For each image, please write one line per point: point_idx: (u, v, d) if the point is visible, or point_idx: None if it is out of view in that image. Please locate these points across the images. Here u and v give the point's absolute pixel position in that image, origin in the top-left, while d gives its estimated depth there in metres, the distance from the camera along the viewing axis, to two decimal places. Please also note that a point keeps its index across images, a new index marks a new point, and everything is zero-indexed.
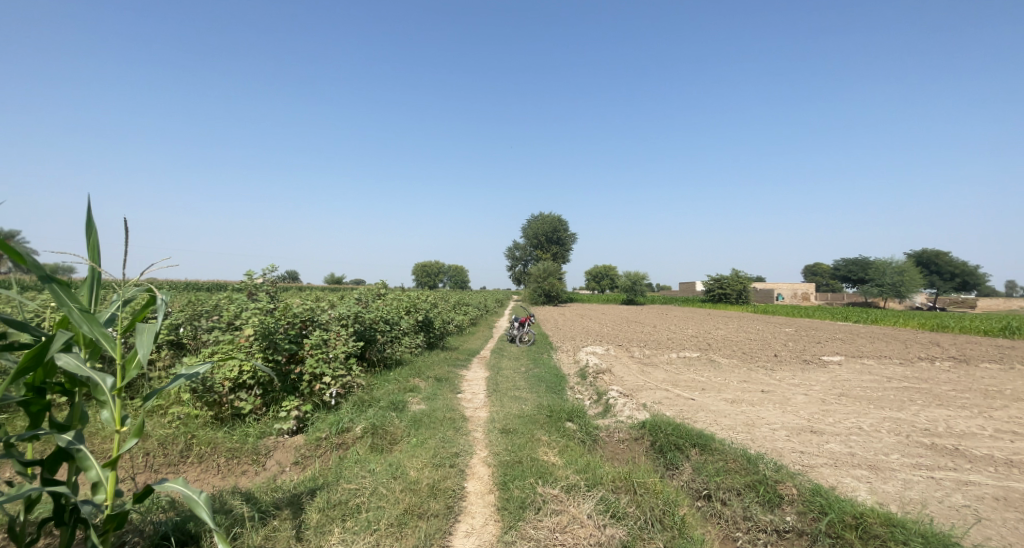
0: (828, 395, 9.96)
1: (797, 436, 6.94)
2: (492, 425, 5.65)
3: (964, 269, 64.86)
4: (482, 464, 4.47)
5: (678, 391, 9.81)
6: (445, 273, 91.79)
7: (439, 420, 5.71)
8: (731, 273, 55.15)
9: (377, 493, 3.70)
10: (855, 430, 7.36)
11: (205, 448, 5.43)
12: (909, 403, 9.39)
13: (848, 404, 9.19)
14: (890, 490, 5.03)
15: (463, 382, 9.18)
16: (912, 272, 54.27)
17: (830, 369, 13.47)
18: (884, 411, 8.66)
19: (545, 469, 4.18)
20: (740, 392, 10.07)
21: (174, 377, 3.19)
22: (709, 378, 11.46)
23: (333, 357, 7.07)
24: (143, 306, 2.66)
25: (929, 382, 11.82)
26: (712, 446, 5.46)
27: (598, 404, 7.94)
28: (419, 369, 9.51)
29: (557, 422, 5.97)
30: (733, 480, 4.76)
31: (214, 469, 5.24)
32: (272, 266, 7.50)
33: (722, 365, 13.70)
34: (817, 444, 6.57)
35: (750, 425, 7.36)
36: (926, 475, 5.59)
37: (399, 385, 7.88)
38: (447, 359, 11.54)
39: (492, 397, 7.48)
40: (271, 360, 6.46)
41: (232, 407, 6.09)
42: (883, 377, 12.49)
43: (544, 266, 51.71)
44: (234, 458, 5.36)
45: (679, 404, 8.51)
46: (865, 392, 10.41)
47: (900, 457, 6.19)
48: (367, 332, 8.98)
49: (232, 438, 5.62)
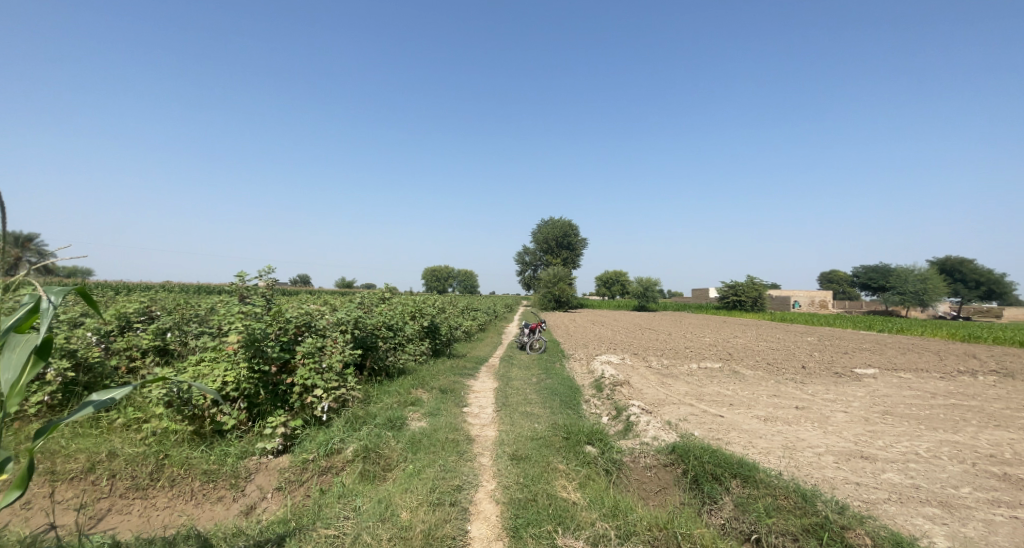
0: (870, 413, 9.07)
1: (847, 462, 6.13)
2: (502, 449, 4.91)
3: (991, 277, 62.83)
4: (490, 501, 3.76)
5: (703, 406, 9.02)
6: (455, 276, 91.54)
7: (440, 442, 4.97)
8: (747, 280, 53.75)
9: (359, 543, 3.02)
10: (912, 457, 6.54)
11: (178, 470, 4.82)
12: (962, 423, 8.49)
13: (896, 423, 8.32)
14: (974, 538, 4.30)
15: (469, 394, 8.46)
16: (936, 280, 52.45)
17: (865, 383, 12.51)
18: (937, 433, 7.79)
19: (566, 513, 3.47)
20: (772, 408, 9.22)
21: (81, 404, 2.36)
22: (735, 392, 10.59)
23: (328, 367, 6.39)
24: (25, 316, 2.02)
25: (978, 399, 10.82)
26: (757, 478, 4.72)
27: (618, 421, 7.19)
28: (423, 379, 8.80)
29: (575, 446, 5.22)
30: (787, 522, 4.08)
31: (188, 495, 4.65)
32: (267, 267, 6.89)
33: (745, 376, 12.84)
34: (872, 474, 5.78)
35: (792, 448, 6.56)
36: (1009, 515, 4.83)
37: (398, 397, 7.19)
38: (453, 368, 10.81)
39: (501, 413, 6.78)
40: (258, 370, 5.80)
41: (214, 422, 5.46)
42: (926, 392, 11.52)
43: (555, 270, 50.86)
44: (210, 482, 4.75)
45: (708, 423, 7.72)
46: (910, 410, 9.51)
47: (973, 491, 5.41)
48: (368, 339, 8.31)
49: (209, 459, 4.99)
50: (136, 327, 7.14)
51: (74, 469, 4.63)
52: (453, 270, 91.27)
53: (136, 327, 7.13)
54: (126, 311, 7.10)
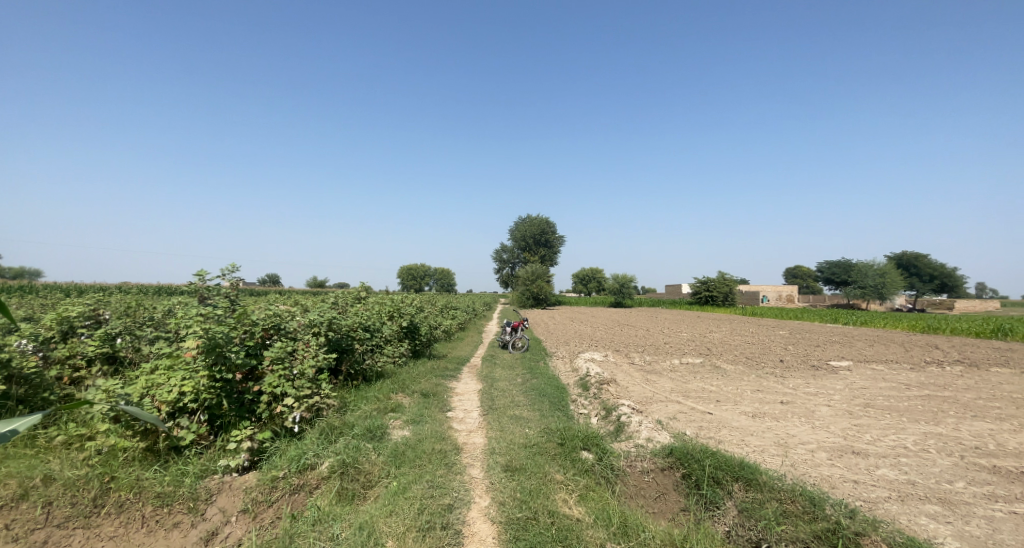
0: (853, 406, 9.09)
1: (841, 458, 6.01)
2: (493, 459, 4.56)
3: (944, 272, 65.98)
4: (484, 520, 3.42)
5: (691, 404, 8.86)
6: (430, 275, 90.63)
7: (425, 452, 4.58)
8: (718, 276, 54.77)
9: None
10: (902, 451, 6.48)
11: (127, 494, 4.32)
12: (943, 414, 8.57)
13: (880, 416, 8.34)
14: (981, 537, 4.19)
15: (453, 397, 8.06)
16: (895, 274, 54.64)
17: (843, 375, 12.66)
18: (921, 425, 7.83)
19: (570, 535, 3.19)
20: (758, 403, 9.14)
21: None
22: (720, 387, 10.50)
23: (299, 374, 5.89)
24: None
25: (951, 390, 11.05)
26: (761, 480, 4.51)
27: (608, 422, 6.94)
28: (403, 382, 8.36)
29: (570, 453, 4.92)
30: (797, 529, 3.88)
31: (138, 522, 4.16)
32: (232, 265, 6.33)
33: (727, 371, 12.83)
34: (866, 470, 5.66)
35: (785, 445, 6.42)
36: (1008, 511, 4.77)
37: (377, 404, 6.74)
38: (433, 369, 10.37)
39: (488, 417, 6.43)
40: (220, 378, 5.27)
41: (169, 437, 4.93)
42: (900, 383, 11.71)
43: (531, 268, 50.76)
44: (164, 507, 4.26)
45: (698, 421, 7.55)
46: (890, 401, 9.59)
47: (968, 486, 5.36)
48: (343, 341, 7.81)
49: (164, 480, 4.48)
50: (81, 333, 6.47)
51: (4, 497, 4.04)
52: (427, 269, 90.39)
53: (82, 334, 6.46)
54: (69, 316, 6.43)
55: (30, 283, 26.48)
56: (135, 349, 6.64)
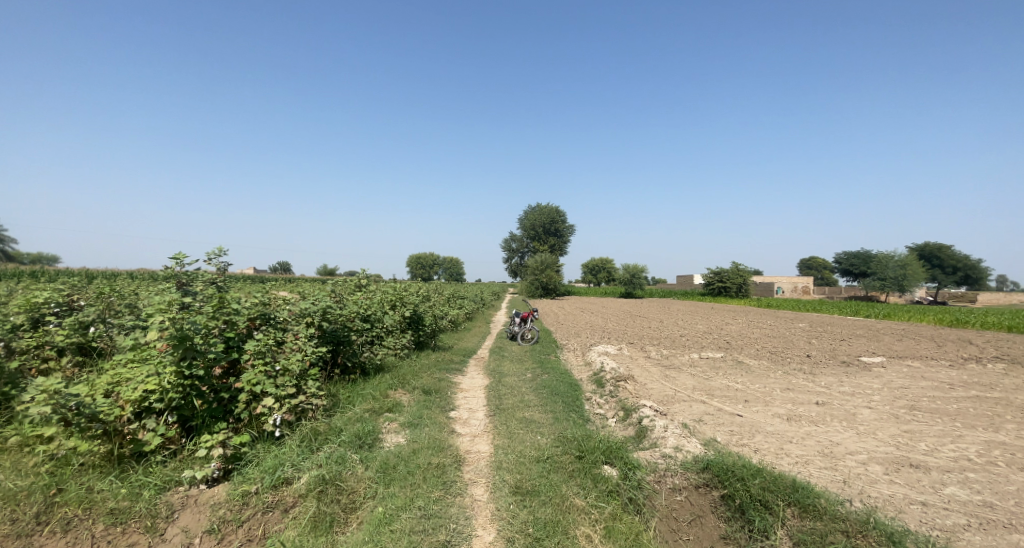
0: (897, 409, 8.25)
1: (898, 473, 5.25)
2: (500, 477, 3.87)
3: (968, 263, 63.93)
4: None
5: (717, 404, 8.09)
6: (440, 264, 90.50)
7: (420, 468, 3.91)
8: (733, 267, 53.43)
9: None
10: (967, 464, 5.67)
11: (76, 510, 3.71)
12: (1000, 420, 7.70)
13: (930, 421, 7.51)
14: None
15: (456, 394, 7.40)
16: (916, 265, 52.85)
17: (876, 373, 11.79)
18: (979, 432, 6.99)
19: None
20: (791, 405, 8.34)
21: None
22: (746, 386, 9.72)
23: (283, 370, 5.21)
24: None
25: (1001, 390, 10.12)
26: (821, 507, 3.78)
27: (628, 426, 6.23)
28: (403, 377, 7.71)
29: (590, 469, 4.22)
30: None
31: (87, 543, 3.54)
32: (218, 249, 5.34)
33: (751, 367, 12.04)
34: (932, 489, 4.89)
35: (831, 456, 5.67)
36: None
37: (372, 403, 6.10)
38: (438, 363, 9.72)
39: (495, 420, 5.75)
40: (190, 374, 4.58)
41: (133, 442, 4.31)
42: (942, 382, 10.82)
43: (541, 257, 49.91)
44: (117, 526, 3.64)
45: (728, 425, 6.81)
46: (937, 404, 8.73)
47: None
48: (339, 333, 7.15)
49: (119, 494, 3.87)
50: (50, 322, 5.86)
51: None
52: (437, 258, 90.12)
53: (51, 322, 5.85)
54: (37, 302, 5.82)
55: (39, 269, 26.30)
56: (111, 339, 6.06)
